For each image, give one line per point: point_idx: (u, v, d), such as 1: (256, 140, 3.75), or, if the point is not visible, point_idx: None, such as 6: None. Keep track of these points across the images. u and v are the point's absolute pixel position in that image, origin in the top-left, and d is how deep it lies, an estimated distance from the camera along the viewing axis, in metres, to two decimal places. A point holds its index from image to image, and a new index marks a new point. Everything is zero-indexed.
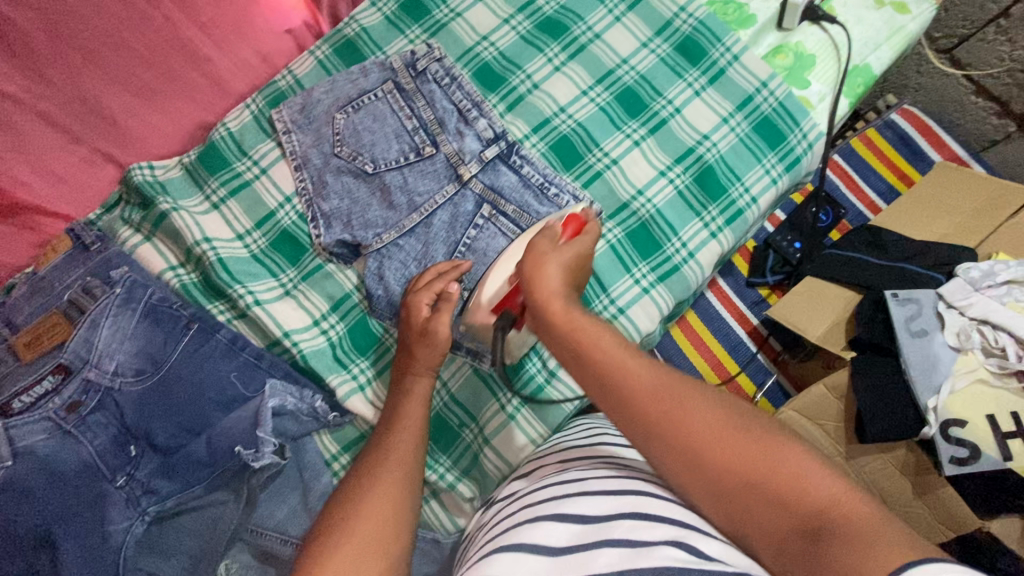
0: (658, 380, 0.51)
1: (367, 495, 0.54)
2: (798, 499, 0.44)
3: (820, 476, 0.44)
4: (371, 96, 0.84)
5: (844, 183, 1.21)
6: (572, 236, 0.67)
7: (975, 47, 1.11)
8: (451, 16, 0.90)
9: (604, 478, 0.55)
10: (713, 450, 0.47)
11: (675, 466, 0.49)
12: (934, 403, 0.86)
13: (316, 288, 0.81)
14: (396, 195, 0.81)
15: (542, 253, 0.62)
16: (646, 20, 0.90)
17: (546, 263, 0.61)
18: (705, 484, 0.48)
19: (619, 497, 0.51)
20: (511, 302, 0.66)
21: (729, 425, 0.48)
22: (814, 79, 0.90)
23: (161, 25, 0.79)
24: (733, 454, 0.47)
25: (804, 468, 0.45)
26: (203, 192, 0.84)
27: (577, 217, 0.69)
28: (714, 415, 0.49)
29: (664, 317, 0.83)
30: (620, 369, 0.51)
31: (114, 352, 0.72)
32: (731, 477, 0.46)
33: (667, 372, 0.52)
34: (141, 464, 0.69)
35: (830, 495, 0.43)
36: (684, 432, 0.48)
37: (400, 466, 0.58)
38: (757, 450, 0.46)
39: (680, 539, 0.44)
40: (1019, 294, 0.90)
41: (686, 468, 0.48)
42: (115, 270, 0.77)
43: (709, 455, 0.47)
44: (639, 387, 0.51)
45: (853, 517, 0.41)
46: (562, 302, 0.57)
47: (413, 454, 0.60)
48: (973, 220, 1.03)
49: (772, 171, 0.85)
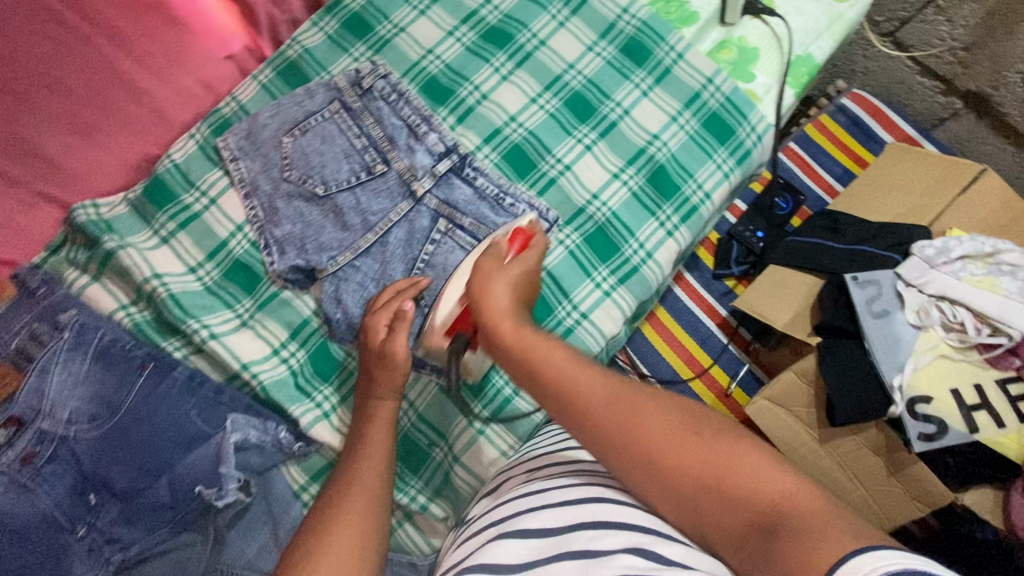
0: (612, 393, 0.51)
1: (334, 526, 0.53)
2: (750, 498, 0.45)
3: (771, 474, 0.45)
4: (317, 118, 0.83)
5: (802, 169, 1.22)
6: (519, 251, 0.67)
7: (917, 29, 1.13)
8: (395, 31, 0.90)
9: (566, 485, 0.54)
10: (669, 453, 0.48)
11: (634, 473, 0.50)
12: (899, 381, 0.87)
13: (272, 316, 0.79)
14: (350, 216, 0.80)
15: (488, 270, 0.62)
16: (590, 23, 0.90)
17: (494, 278, 0.61)
18: (663, 487, 0.48)
19: (580, 505, 0.51)
20: (464, 323, 0.67)
21: (683, 430, 0.49)
22: (758, 72, 0.91)
23: (92, 59, 0.77)
24: (688, 455, 0.48)
25: (756, 468, 0.46)
26: (151, 227, 0.82)
27: (523, 230, 0.69)
28: (669, 420, 0.50)
29: (628, 318, 0.83)
30: (574, 388, 0.52)
31: (67, 399, 0.69)
32: (688, 480, 0.47)
33: (620, 381, 0.52)
34: (102, 513, 0.67)
35: (779, 491, 0.44)
36: (641, 439, 0.49)
37: (366, 494, 0.57)
38: (710, 451, 0.47)
39: (639, 545, 0.45)
40: (974, 268, 0.91)
41: (645, 472, 0.49)
42: (64, 314, 0.74)
43: (666, 461, 0.48)
44: (594, 402, 0.51)
45: (804, 511, 0.42)
46: (512, 320, 0.56)
47: (381, 479, 0.59)
48: (926, 198, 1.05)
49: (723, 166, 0.86)
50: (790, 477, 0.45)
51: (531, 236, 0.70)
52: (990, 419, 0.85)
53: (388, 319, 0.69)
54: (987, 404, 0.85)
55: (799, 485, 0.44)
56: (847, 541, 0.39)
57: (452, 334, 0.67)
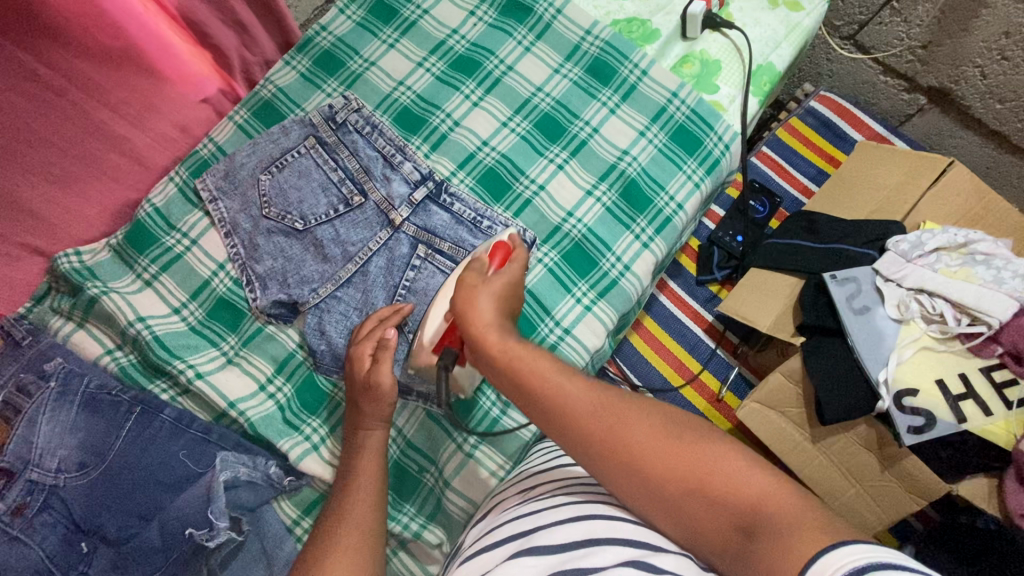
0: (596, 400, 0.51)
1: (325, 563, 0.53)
2: (731, 497, 0.46)
3: (747, 475, 0.46)
4: (294, 154, 0.84)
5: (776, 172, 1.25)
6: (500, 264, 0.62)
7: (875, 31, 1.16)
8: (366, 65, 0.92)
9: (558, 505, 0.54)
10: (657, 460, 0.48)
11: (620, 479, 0.50)
12: (884, 376, 0.87)
13: (258, 351, 0.81)
14: (330, 248, 0.81)
15: (470, 284, 0.58)
16: (555, 47, 0.93)
17: (477, 293, 0.58)
18: (650, 493, 0.49)
19: (573, 524, 0.50)
20: (451, 338, 0.67)
21: (666, 435, 0.50)
22: (722, 83, 0.94)
23: (71, 112, 0.78)
24: (671, 460, 0.48)
25: (735, 473, 0.47)
26: (135, 271, 0.83)
27: (505, 244, 0.64)
28: (652, 426, 0.50)
29: (611, 331, 0.84)
30: (558, 397, 0.51)
31: (55, 448, 0.68)
32: (675, 486, 0.48)
33: (604, 390, 0.52)
34: (95, 560, 0.67)
35: (757, 492, 0.45)
36: (626, 446, 0.49)
37: (360, 530, 0.57)
38: (691, 456, 0.48)
39: (634, 558, 0.45)
40: (949, 259, 0.93)
41: (635, 484, 0.49)
42: (49, 363, 0.74)
43: (651, 466, 0.49)
44: (578, 409, 0.51)
45: (778, 511, 0.43)
46: (497, 330, 0.54)
47: (373, 514, 0.59)
48: (898, 193, 1.07)
49: (693, 176, 0.88)
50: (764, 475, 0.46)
51: (512, 250, 0.64)
52: (978, 408, 0.84)
53: (371, 349, 0.69)
54: (973, 394, 0.85)
55: (774, 484, 0.45)
56: (816, 535, 0.40)
57: (440, 349, 0.67)
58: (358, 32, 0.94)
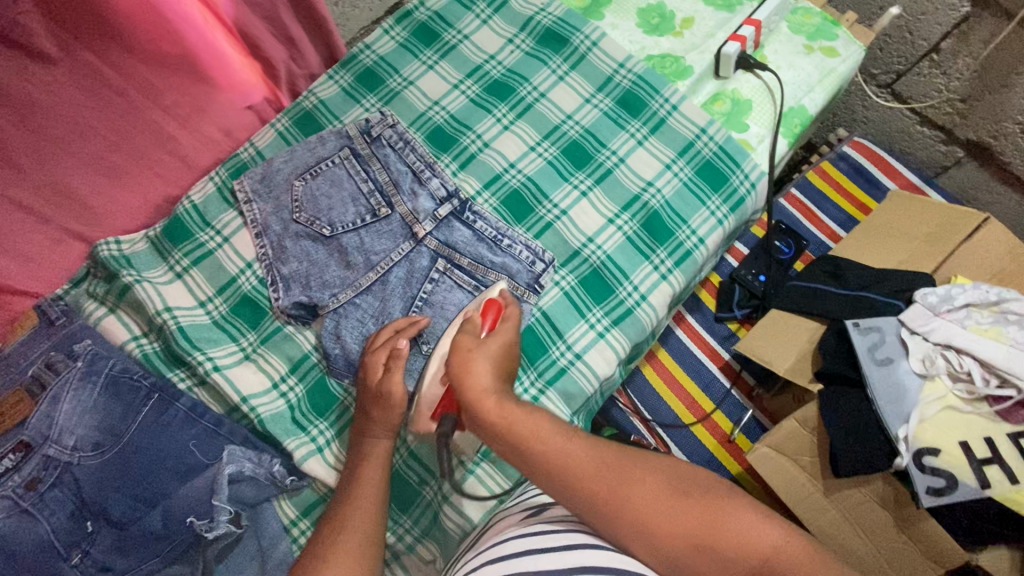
0: (597, 461, 0.52)
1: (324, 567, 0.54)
2: (741, 551, 0.48)
3: (756, 528, 0.49)
4: (328, 163, 0.87)
5: (803, 216, 1.24)
6: (494, 324, 0.63)
7: (913, 82, 1.17)
8: (404, 84, 0.96)
9: (550, 530, 0.54)
10: (665, 519, 0.50)
11: (626, 538, 0.50)
12: (904, 432, 0.85)
13: (274, 349, 0.82)
14: (353, 256, 0.84)
15: (465, 348, 0.57)
16: (588, 77, 0.95)
17: (474, 359, 0.56)
18: (660, 556, 0.49)
19: (577, 552, 0.50)
20: (447, 405, 0.67)
21: (670, 493, 0.51)
22: (752, 122, 0.95)
23: (127, 110, 0.83)
24: (678, 518, 0.49)
25: (746, 526, 0.49)
26: (168, 263, 0.87)
27: (495, 302, 0.65)
28: (657, 484, 0.52)
29: (622, 360, 0.84)
30: (563, 461, 0.52)
31: (73, 427, 0.72)
32: (683, 544, 0.49)
33: (608, 450, 0.54)
34: (97, 540, 0.68)
35: (767, 545, 0.48)
36: (633, 503, 0.50)
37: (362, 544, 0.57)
38: (701, 511, 0.50)
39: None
40: (980, 316, 0.90)
41: (643, 544, 0.50)
42: (79, 344, 0.78)
43: (658, 527, 0.49)
44: (584, 467, 0.52)
45: (792, 559, 0.47)
46: (495, 397, 0.53)
47: (373, 521, 0.60)
48: (928, 246, 1.05)
49: (717, 212, 0.88)
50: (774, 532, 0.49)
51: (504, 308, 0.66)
52: (1003, 475, 0.80)
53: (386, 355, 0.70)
54: (998, 458, 0.81)
55: (782, 536, 0.48)
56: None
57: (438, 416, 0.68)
58: (400, 52, 0.98)
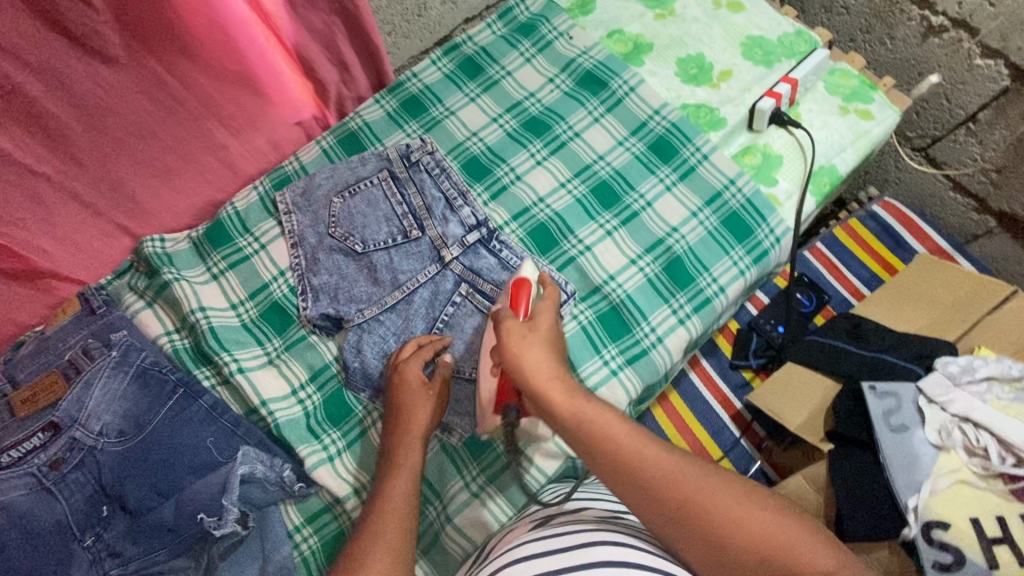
0: (672, 468, 0.55)
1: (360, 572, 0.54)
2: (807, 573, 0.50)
3: (824, 555, 0.51)
4: (367, 183, 0.91)
5: (828, 270, 1.24)
6: (525, 304, 0.72)
7: (948, 148, 1.19)
8: (446, 113, 1.00)
9: (565, 534, 0.59)
10: (737, 531, 0.52)
11: (694, 543, 0.54)
12: (914, 502, 0.84)
13: (297, 357, 0.85)
14: (382, 273, 0.87)
15: (520, 335, 0.62)
16: (623, 121, 0.98)
17: (527, 346, 0.61)
18: (725, 564, 0.53)
19: (593, 547, 0.55)
20: (508, 394, 0.72)
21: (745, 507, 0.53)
22: (781, 177, 0.96)
23: (185, 117, 0.87)
24: (753, 536, 0.52)
25: (814, 551, 0.51)
26: (206, 264, 0.90)
27: (522, 283, 0.74)
28: (734, 498, 0.54)
29: (633, 400, 0.84)
30: (639, 461, 0.55)
31: (101, 413, 0.76)
32: (750, 556, 0.52)
33: (682, 457, 0.56)
34: (111, 525, 0.73)
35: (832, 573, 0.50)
36: (706, 512, 0.53)
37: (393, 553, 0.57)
38: (771, 529, 0.52)
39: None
40: (1000, 391, 0.89)
41: (709, 550, 0.53)
42: (115, 334, 0.82)
43: (728, 538, 0.52)
44: (654, 472, 0.55)
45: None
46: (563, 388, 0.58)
47: (404, 536, 0.59)
48: (951, 314, 1.06)
49: (739, 263, 0.89)
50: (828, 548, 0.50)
51: (529, 282, 0.75)
52: (1013, 556, 0.77)
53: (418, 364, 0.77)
54: (1009, 539, 0.79)
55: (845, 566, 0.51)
56: None
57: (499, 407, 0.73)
58: (445, 83, 1.02)
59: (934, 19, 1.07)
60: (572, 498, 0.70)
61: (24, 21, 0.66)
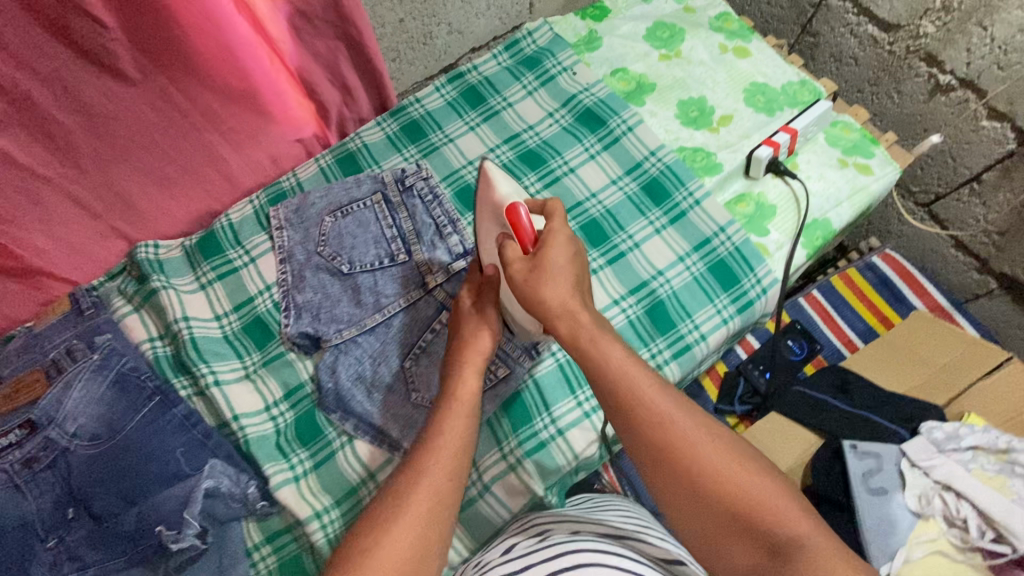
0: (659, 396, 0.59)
1: (399, 519, 0.56)
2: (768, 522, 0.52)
3: (788, 509, 0.53)
4: (360, 204, 0.92)
5: (822, 319, 1.23)
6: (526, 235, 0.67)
7: (951, 206, 1.17)
8: (445, 140, 1.01)
9: (526, 557, 0.60)
10: (707, 470, 0.55)
11: (665, 475, 0.57)
12: (887, 569, 0.82)
13: (274, 373, 0.86)
14: (365, 295, 0.88)
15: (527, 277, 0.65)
16: (619, 159, 0.99)
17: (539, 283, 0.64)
18: (690, 499, 0.56)
19: (553, 558, 0.57)
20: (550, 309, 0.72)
21: (720, 450, 0.56)
22: (773, 228, 0.96)
23: (187, 130, 0.89)
24: (723, 478, 0.55)
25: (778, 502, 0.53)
26: (195, 274, 0.92)
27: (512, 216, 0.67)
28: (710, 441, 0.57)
29: (605, 442, 0.83)
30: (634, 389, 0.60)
31: (77, 415, 0.77)
32: (714, 499, 0.54)
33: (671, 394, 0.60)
34: (74, 529, 0.74)
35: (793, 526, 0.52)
36: (681, 448, 0.56)
37: (436, 497, 0.59)
38: (740, 475, 0.55)
39: None
40: (986, 462, 0.87)
41: (678, 482, 0.56)
42: (100, 336, 0.84)
43: (697, 474, 0.55)
44: (643, 404, 0.59)
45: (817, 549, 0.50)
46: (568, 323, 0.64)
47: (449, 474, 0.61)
48: (943, 377, 1.05)
49: (723, 311, 0.89)
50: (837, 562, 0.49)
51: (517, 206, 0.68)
52: None
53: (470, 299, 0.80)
54: None
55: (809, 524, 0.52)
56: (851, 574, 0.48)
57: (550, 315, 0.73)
58: (447, 110, 1.04)
59: (941, 77, 1.06)
60: (536, 521, 0.72)
61: (34, 31, 0.67)
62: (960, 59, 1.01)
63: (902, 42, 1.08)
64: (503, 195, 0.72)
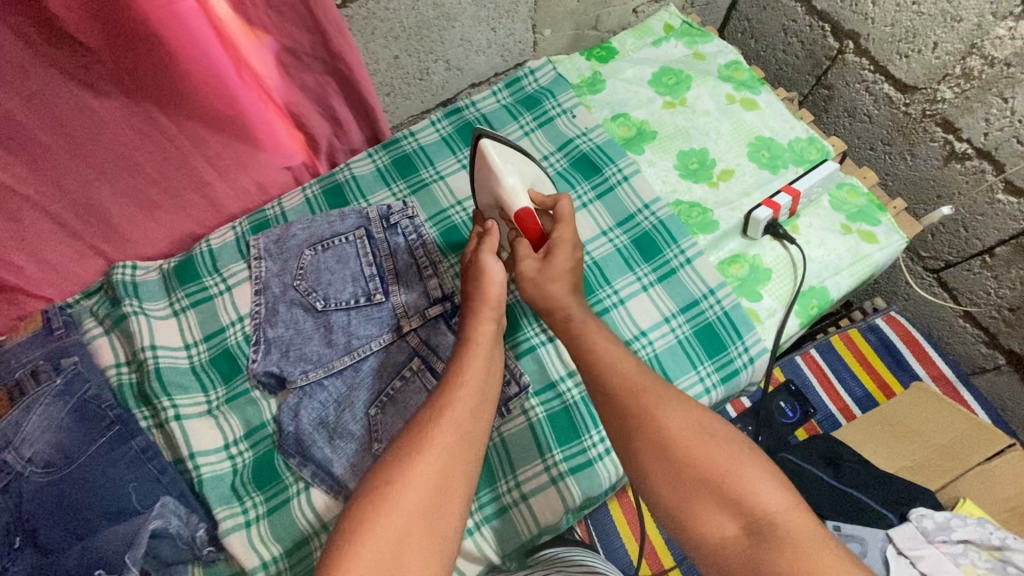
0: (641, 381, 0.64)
1: (421, 457, 0.56)
2: (746, 498, 0.54)
3: (765, 487, 0.54)
4: (341, 239, 0.90)
5: (818, 381, 1.17)
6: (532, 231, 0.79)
7: (962, 275, 1.11)
8: (435, 177, 0.99)
9: None
10: (685, 445, 0.58)
11: (644, 449, 0.59)
12: None
13: (236, 411, 0.84)
14: (337, 335, 0.85)
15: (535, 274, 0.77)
16: (611, 210, 0.96)
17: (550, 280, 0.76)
18: (669, 474, 0.57)
19: None
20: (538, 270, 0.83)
21: (698, 428, 0.59)
22: (766, 293, 0.92)
23: (173, 153, 0.87)
24: (701, 452, 0.57)
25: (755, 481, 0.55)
26: (169, 299, 0.91)
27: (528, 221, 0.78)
28: (685, 419, 0.60)
29: (573, 510, 0.80)
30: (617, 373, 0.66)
31: (34, 440, 0.75)
32: (693, 471, 0.56)
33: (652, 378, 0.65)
34: (18, 560, 0.69)
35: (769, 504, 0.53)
36: (661, 423, 0.60)
37: (459, 434, 0.59)
38: (719, 452, 0.57)
39: None
40: (977, 557, 0.80)
41: (657, 455, 0.58)
42: (66, 359, 0.83)
43: (675, 446, 0.58)
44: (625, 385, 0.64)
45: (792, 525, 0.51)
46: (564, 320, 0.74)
47: (470, 415, 0.62)
48: (940, 459, 1.01)
49: (706, 379, 0.85)
50: (831, 552, 0.49)
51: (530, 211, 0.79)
52: None
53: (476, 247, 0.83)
54: None
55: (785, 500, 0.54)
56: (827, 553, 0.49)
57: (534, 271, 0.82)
58: (440, 145, 1.02)
59: (957, 145, 1.01)
60: None
61: (16, 55, 0.65)
62: (978, 129, 0.97)
63: (918, 105, 1.03)
64: (509, 191, 0.79)
